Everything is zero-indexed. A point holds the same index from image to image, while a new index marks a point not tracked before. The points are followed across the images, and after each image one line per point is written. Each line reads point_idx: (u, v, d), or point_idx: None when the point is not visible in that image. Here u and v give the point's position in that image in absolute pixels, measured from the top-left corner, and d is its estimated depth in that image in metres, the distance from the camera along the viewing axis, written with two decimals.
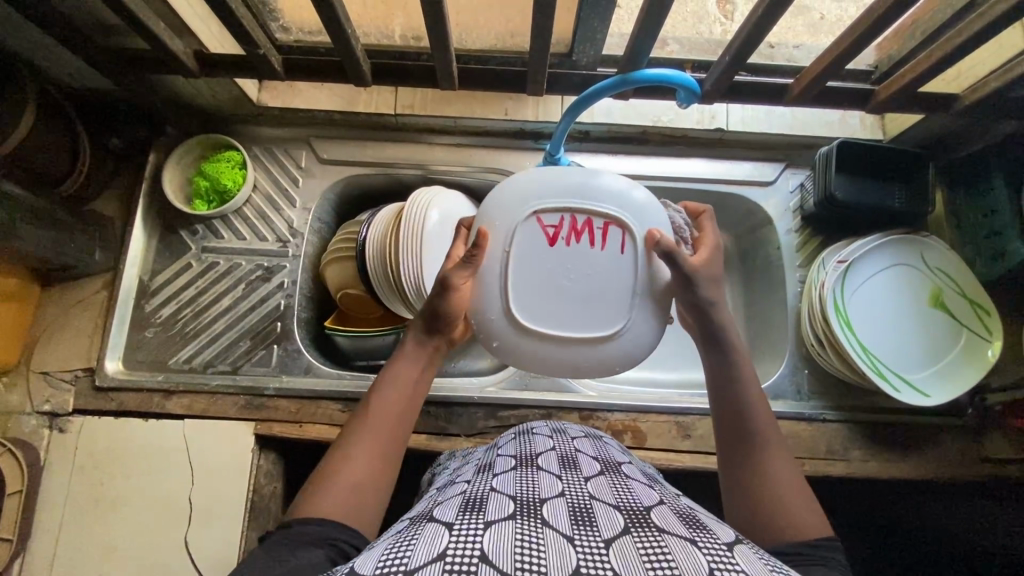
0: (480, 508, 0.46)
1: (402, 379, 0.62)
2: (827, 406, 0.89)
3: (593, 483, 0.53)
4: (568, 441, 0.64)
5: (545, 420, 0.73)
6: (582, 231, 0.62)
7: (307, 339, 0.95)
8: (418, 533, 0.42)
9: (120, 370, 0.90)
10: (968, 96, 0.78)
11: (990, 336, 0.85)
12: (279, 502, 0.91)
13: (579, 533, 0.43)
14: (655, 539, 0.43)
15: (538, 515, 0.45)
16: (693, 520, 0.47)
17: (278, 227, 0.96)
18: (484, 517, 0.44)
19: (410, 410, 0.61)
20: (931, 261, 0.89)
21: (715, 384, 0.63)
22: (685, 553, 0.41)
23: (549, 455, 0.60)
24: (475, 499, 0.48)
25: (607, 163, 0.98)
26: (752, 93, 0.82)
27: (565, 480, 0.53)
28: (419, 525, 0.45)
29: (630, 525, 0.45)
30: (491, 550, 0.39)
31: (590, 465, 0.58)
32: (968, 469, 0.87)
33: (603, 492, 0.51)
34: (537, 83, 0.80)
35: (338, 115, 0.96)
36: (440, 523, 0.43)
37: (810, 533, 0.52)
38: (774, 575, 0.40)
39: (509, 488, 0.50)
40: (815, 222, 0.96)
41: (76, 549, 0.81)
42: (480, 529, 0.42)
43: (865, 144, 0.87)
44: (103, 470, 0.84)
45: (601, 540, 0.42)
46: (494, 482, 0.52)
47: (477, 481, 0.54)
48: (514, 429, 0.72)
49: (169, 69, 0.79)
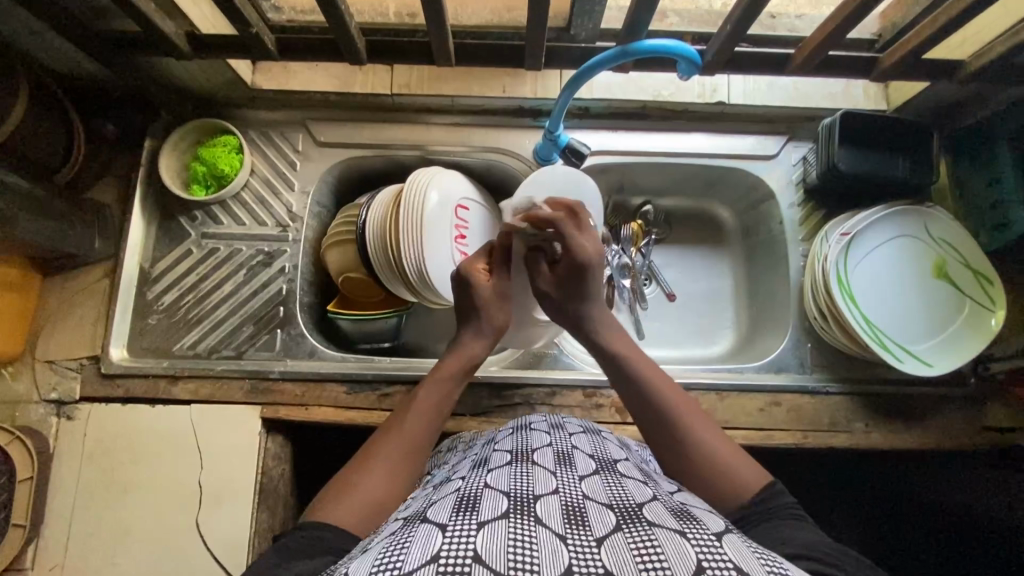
0: (474, 506, 0.46)
1: (435, 392, 0.69)
2: (830, 379, 0.89)
3: (587, 481, 0.53)
4: (565, 437, 0.65)
5: (544, 415, 0.74)
6: None
7: (310, 323, 0.95)
8: (413, 535, 0.43)
9: (124, 357, 0.90)
10: (975, 61, 0.77)
11: (993, 306, 0.85)
12: (288, 485, 0.92)
13: (572, 532, 0.44)
14: (645, 533, 0.43)
15: (532, 513, 0.46)
16: (683, 513, 0.48)
17: (277, 211, 0.95)
18: (479, 516, 0.44)
19: (434, 430, 0.67)
20: (933, 231, 0.88)
21: (619, 377, 0.70)
22: (674, 545, 0.42)
23: (545, 450, 0.60)
24: (469, 497, 0.49)
25: (608, 140, 0.96)
26: (753, 63, 0.80)
27: (559, 477, 0.53)
28: (414, 527, 0.45)
29: (622, 523, 0.45)
30: (484, 548, 0.40)
31: (586, 462, 0.59)
32: (970, 439, 0.87)
33: (597, 491, 0.52)
34: (535, 58, 0.78)
35: (333, 96, 0.94)
36: (434, 525, 0.44)
37: (744, 480, 0.60)
38: (762, 562, 0.41)
39: (503, 485, 0.51)
40: (817, 195, 0.95)
41: (90, 533, 0.83)
42: (473, 528, 0.42)
43: (867, 113, 0.87)
44: (113, 456, 0.85)
45: (593, 539, 0.43)
46: (489, 478, 0.53)
47: (472, 478, 0.55)
48: (511, 424, 0.73)
49: (161, 50, 0.78)
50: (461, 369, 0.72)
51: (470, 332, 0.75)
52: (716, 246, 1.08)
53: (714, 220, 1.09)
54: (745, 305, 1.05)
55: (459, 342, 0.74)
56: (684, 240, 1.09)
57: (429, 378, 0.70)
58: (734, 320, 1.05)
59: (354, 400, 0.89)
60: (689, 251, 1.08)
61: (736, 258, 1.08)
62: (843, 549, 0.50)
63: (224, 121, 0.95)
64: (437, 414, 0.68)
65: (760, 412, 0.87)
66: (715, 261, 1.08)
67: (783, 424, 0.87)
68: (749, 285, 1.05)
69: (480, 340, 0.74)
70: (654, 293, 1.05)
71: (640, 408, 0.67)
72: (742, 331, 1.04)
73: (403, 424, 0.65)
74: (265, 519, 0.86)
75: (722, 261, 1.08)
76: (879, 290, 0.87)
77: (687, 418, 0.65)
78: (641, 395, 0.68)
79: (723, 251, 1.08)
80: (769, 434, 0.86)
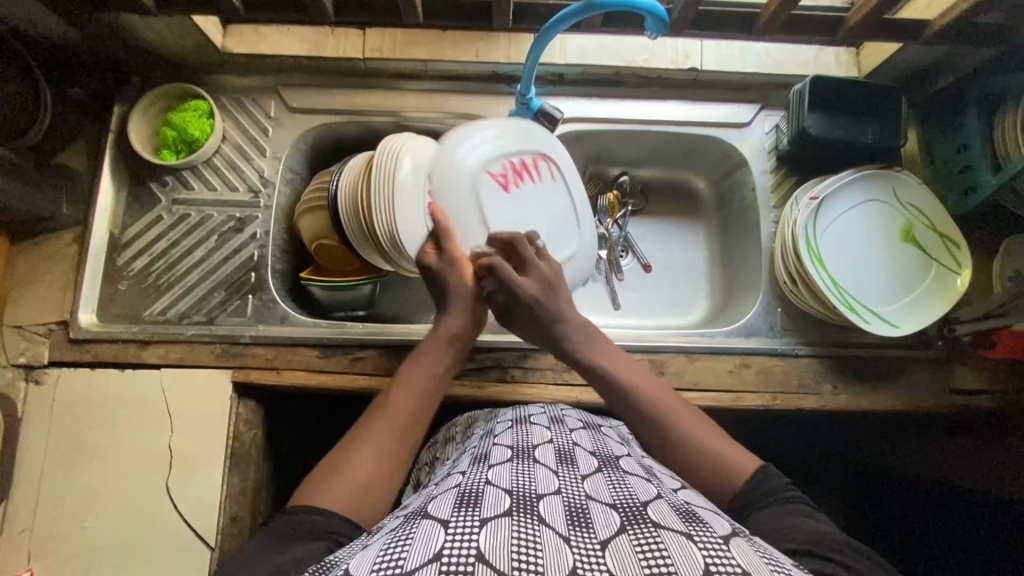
0: (475, 503, 0.46)
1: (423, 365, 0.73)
2: (800, 342, 0.90)
3: (589, 483, 0.54)
4: (565, 435, 0.66)
5: (543, 407, 0.76)
6: (522, 170, 0.89)
7: (282, 290, 0.95)
8: (414, 532, 0.43)
9: (93, 322, 0.89)
10: (939, 20, 0.77)
11: (958, 268, 0.86)
12: (262, 450, 0.92)
13: (575, 533, 0.44)
14: (651, 534, 0.44)
15: (535, 512, 0.46)
16: (689, 514, 0.49)
17: (249, 177, 0.95)
18: (481, 513, 0.44)
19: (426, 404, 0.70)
20: (903, 197, 0.89)
21: (611, 391, 0.72)
22: (681, 547, 0.42)
23: (546, 449, 0.61)
24: (470, 493, 0.49)
25: (581, 107, 0.96)
26: (719, 24, 0.80)
27: (561, 478, 0.54)
28: (415, 523, 0.46)
29: (626, 523, 0.46)
30: (488, 547, 0.40)
31: (587, 462, 0.60)
32: (937, 401, 0.88)
33: (600, 492, 0.52)
34: (502, 16, 0.78)
35: (305, 61, 0.94)
36: (435, 520, 0.44)
37: (743, 467, 0.63)
38: (770, 569, 0.42)
39: (504, 482, 0.51)
40: (789, 161, 0.96)
41: (58, 497, 0.82)
42: (476, 526, 0.42)
43: (837, 78, 0.87)
44: (83, 422, 0.85)
45: (597, 541, 0.43)
46: (488, 475, 0.53)
47: (473, 473, 0.55)
48: (510, 416, 0.74)
49: (124, 7, 0.77)
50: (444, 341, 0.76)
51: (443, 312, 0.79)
52: (692, 217, 1.09)
53: (690, 191, 1.09)
54: (720, 275, 1.06)
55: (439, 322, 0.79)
56: (661, 210, 1.09)
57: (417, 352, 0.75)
58: (708, 289, 1.06)
59: (326, 363, 0.89)
60: (665, 222, 1.09)
61: (711, 228, 1.08)
62: (845, 537, 0.52)
63: (195, 87, 0.94)
64: (424, 392, 0.70)
65: (730, 374, 0.88)
66: (691, 232, 1.09)
67: (753, 386, 0.88)
68: (723, 254, 1.06)
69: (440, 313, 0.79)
70: (631, 264, 1.06)
71: (631, 420, 0.69)
72: (716, 299, 1.05)
73: (386, 407, 0.67)
74: (237, 483, 0.86)
75: (698, 231, 1.09)
76: (868, 278, 0.88)
77: (677, 417, 0.67)
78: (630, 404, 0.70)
79: (699, 221, 1.09)
80: (739, 395, 0.87)
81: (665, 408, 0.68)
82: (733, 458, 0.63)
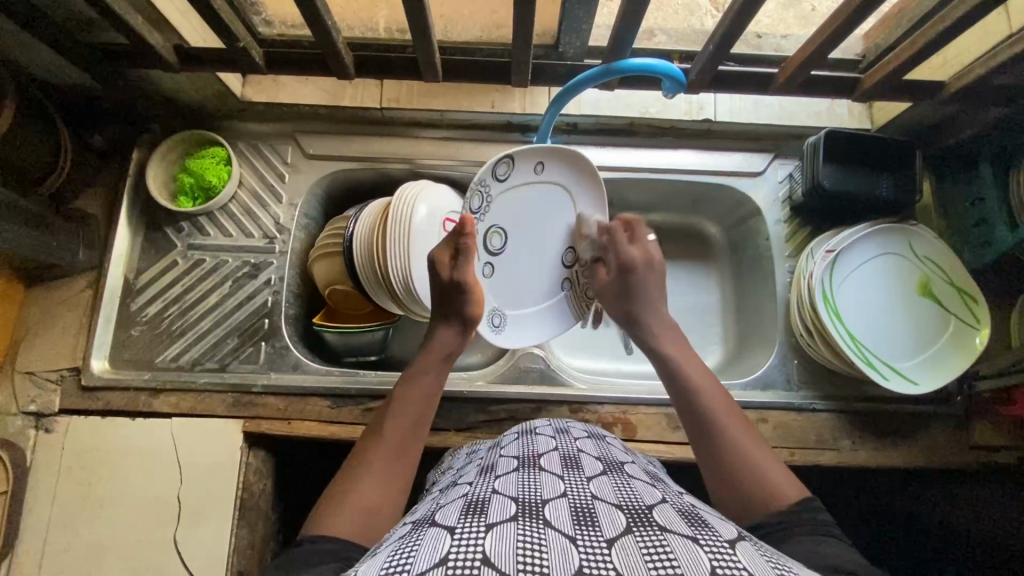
0: (481, 511, 0.45)
1: (416, 388, 0.69)
2: (817, 396, 0.89)
3: (595, 484, 0.53)
4: (570, 441, 0.64)
5: (547, 420, 0.73)
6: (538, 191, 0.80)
7: (295, 336, 0.95)
8: (420, 539, 0.42)
9: (105, 369, 0.89)
10: (955, 82, 0.78)
11: (978, 324, 0.85)
12: (269, 500, 0.91)
13: (581, 534, 0.42)
14: (656, 538, 0.42)
15: (540, 516, 0.44)
16: (694, 518, 0.47)
17: (264, 223, 0.95)
18: (486, 520, 0.43)
19: (421, 423, 0.66)
20: (917, 249, 0.88)
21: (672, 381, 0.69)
22: (687, 550, 0.40)
23: (552, 455, 0.60)
24: (477, 502, 0.48)
25: (594, 155, 0.97)
26: (738, 83, 0.81)
27: (567, 481, 0.53)
28: (422, 530, 0.44)
29: (632, 525, 0.44)
30: (493, 552, 0.39)
31: (592, 465, 0.58)
32: (956, 458, 0.87)
33: (605, 492, 0.51)
34: (522, 74, 0.79)
35: (323, 109, 0.95)
36: (441, 528, 0.43)
37: (784, 493, 0.56)
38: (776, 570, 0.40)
39: (510, 490, 0.50)
40: (803, 212, 0.96)
41: (62, 551, 0.81)
42: (481, 532, 0.41)
43: (853, 133, 0.87)
44: (89, 472, 0.84)
45: (603, 542, 0.42)
46: (496, 485, 0.52)
47: (479, 483, 0.54)
48: (516, 429, 0.72)
49: (149, 64, 0.78)
50: (436, 361, 0.71)
51: (444, 324, 0.74)
52: (705, 260, 1.09)
53: (703, 235, 1.09)
54: (734, 322, 1.05)
55: (432, 338, 0.73)
56: (674, 254, 1.09)
57: (409, 373, 0.71)
58: (722, 336, 1.05)
59: (337, 414, 0.88)
60: (678, 265, 1.08)
61: (724, 274, 1.08)
62: None
63: (214, 133, 0.95)
64: (419, 415, 0.67)
65: None
66: (703, 275, 1.08)
67: (770, 442, 0.87)
68: (737, 301, 1.05)
69: (449, 324, 0.74)
70: None
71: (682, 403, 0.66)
72: (731, 346, 1.04)
73: (382, 429, 0.64)
74: (245, 536, 0.84)
75: (711, 275, 1.08)
76: (878, 293, 0.89)
77: (731, 424, 0.62)
78: (685, 389, 0.67)
79: (712, 265, 1.08)
80: None
81: (725, 419, 0.63)
82: (779, 480, 0.57)
